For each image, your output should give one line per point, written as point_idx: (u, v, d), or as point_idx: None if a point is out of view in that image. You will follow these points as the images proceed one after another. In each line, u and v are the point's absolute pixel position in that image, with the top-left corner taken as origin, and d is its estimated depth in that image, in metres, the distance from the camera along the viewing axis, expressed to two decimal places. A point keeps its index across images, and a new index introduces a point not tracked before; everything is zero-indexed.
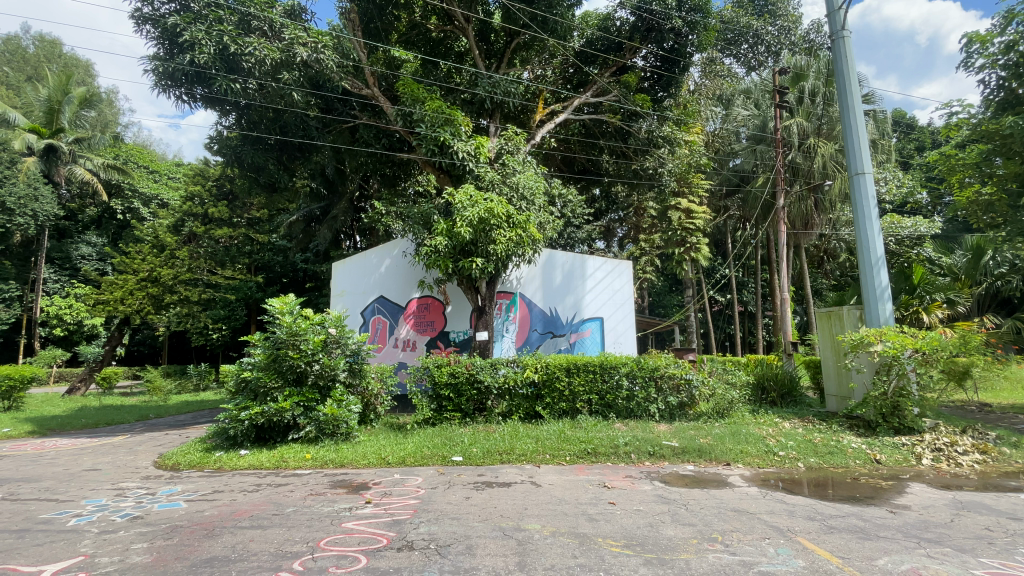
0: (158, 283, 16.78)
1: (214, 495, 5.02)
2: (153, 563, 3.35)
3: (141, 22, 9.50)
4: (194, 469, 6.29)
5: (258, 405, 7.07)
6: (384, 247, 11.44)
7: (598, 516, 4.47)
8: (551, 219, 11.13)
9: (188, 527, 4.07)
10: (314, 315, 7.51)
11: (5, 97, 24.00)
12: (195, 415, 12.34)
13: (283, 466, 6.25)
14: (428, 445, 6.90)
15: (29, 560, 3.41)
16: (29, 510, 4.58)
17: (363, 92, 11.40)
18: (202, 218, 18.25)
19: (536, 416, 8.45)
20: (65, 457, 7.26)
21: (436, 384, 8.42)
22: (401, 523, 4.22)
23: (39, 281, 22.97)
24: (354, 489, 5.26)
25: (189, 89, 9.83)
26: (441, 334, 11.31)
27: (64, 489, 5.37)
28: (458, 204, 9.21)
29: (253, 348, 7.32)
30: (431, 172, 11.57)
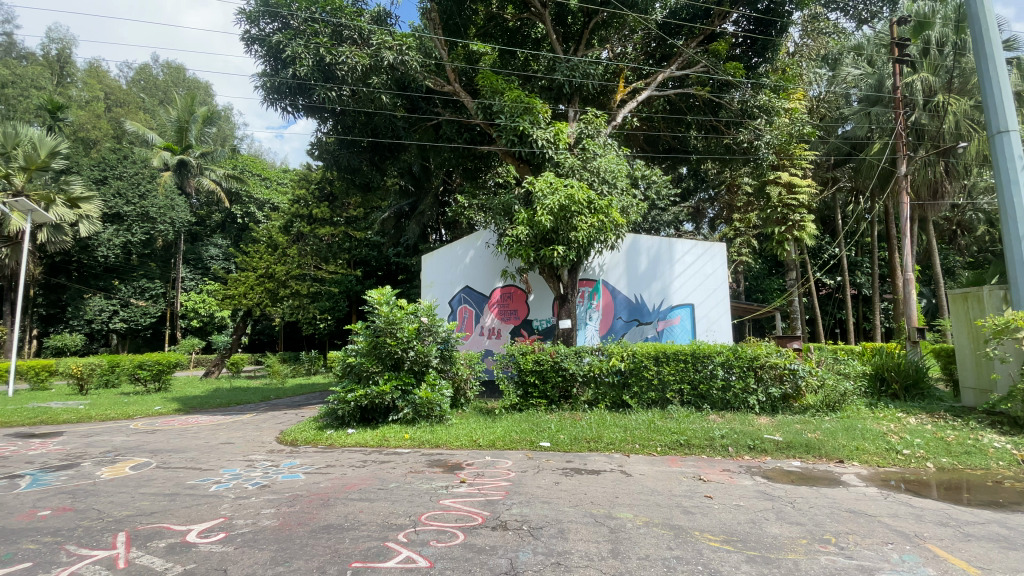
0: (274, 279, 18.78)
1: (326, 469, 5.54)
2: (280, 527, 3.77)
3: (250, 43, 10.50)
4: (310, 445, 6.96)
5: (362, 387, 7.63)
6: (468, 238, 11.77)
7: (693, 509, 4.31)
8: (635, 202, 10.74)
9: (307, 497, 4.53)
10: (409, 305, 7.95)
11: (144, 120, 27.81)
12: (307, 397, 13.68)
13: (385, 445, 6.73)
14: (516, 430, 7.05)
15: (181, 519, 3.97)
16: (181, 476, 5.35)
17: (445, 89, 11.68)
18: (308, 218, 19.65)
19: (624, 406, 8.28)
20: (206, 432, 8.38)
21: (523, 371, 8.54)
22: (495, 503, 4.37)
23: (177, 279, 26.48)
24: (449, 469, 5.52)
25: (293, 100, 10.80)
26: (525, 321, 11.47)
27: (205, 459, 6.19)
28: (538, 192, 9.14)
29: (356, 336, 7.86)
30: (511, 163, 11.67)
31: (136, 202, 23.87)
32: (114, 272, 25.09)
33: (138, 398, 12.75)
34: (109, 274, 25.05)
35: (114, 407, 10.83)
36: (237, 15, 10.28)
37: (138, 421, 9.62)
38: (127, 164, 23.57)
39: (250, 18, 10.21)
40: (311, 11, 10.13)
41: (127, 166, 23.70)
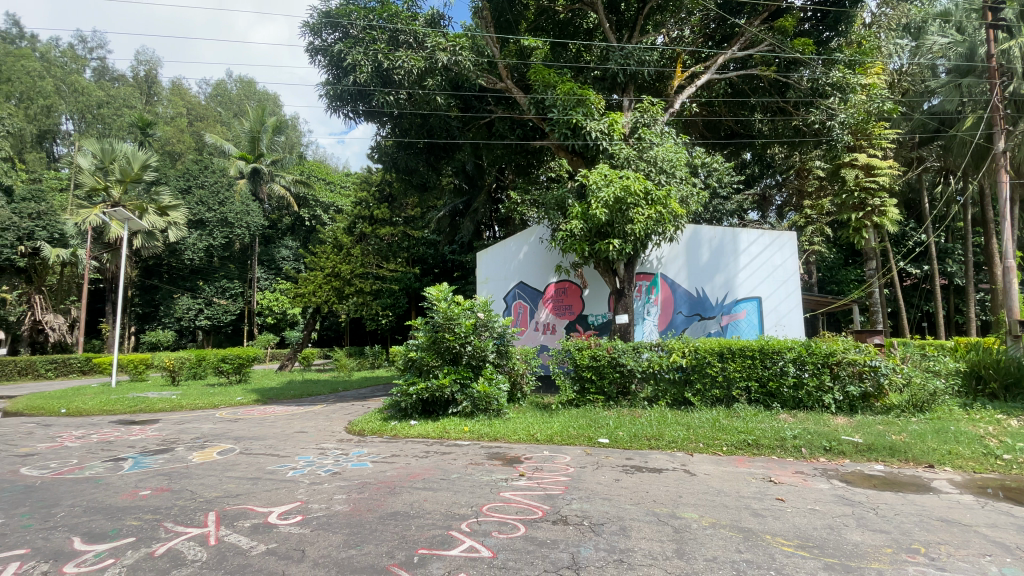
0: (340, 278, 19.58)
1: (391, 459, 5.77)
2: (351, 512, 3.98)
3: (314, 53, 11.05)
4: (375, 435, 7.29)
5: (423, 381, 7.88)
6: (521, 234, 11.81)
7: (763, 511, 4.11)
8: (695, 191, 10.35)
9: (375, 484, 4.75)
10: (465, 301, 8.11)
11: (220, 132, 29.98)
12: (372, 389, 14.32)
13: (446, 437, 6.92)
14: (574, 426, 7.02)
15: (263, 502, 4.28)
16: (261, 462, 5.77)
17: (498, 86, 11.73)
18: (369, 219, 20.55)
19: (685, 404, 8.02)
20: (282, 421, 8.98)
21: (579, 366, 8.46)
22: (555, 497, 4.38)
23: (253, 279, 28.46)
24: (508, 462, 5.60)
25: (353, 106, 11.27)
26: (580, 317, 11.35)
27: (282, 446, 6.64)
28: (593, 185, 8.98)
29: (416, 331, 8.13)
30: (564, 157, 11.55)
31: (216, 208, 25.94)
32: (199, 274, 27.36)
33: (222, 389, 13.85)
34: (194, 275, 27.31)
35: (201, 397, 11.83)
36: (301, 28, 10.84)
37: (222, 411, 10.47)
38: (208, 174, 25.77)
39: (313, 30, 10.73)
40: (369, 19, 10.57)
41: (208, 176, 25.96)
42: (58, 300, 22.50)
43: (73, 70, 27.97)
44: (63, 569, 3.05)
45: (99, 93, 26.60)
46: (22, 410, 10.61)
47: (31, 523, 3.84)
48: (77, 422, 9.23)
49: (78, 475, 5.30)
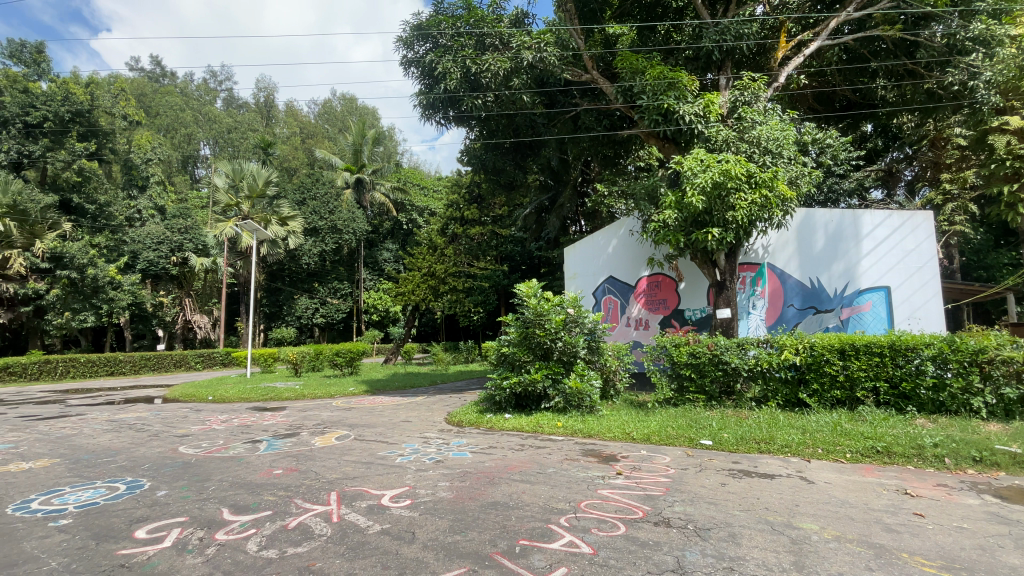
0: (436, 277, 20.36)
1: (489, 450, 5.96)
2: (454, 499, 4.17)
3: (408, 66, 11.69)
4: (473, 426, 7.58)
5: (516, 375, 8.03)
6: (610, 227, 11.56)
7: (898, 527, 3.64)
8: (806, 172, 9.44)
9: (475, 474, 4.94)
10: (555, 297, 8.12)
11: (328, 147, 32.94)
12: (467, 382, 14.94)
13: (540, 431, 6.99)
14: (673, 425, 6.74)
15: (376, 485, 4.63)
16: (372, 448, 6.26)
17: (583, 78, 11.50)
18: (460, 219, 21.48)
19: (800, 405, 7.37)
20: (388, 410, 9.69)
21: (676, 364, 8.10)
22: (655, 498, 4.24)
23: (359, 280, 30.94)
24: (604, 459, 5.52)
25: (445, 113, 11.84)
26: (675, 311, 10.84)
27: (390, 434, 7.15)
28: (688, 172, 8.52)
29: (508, 327, 8.29)
30: (654, 144, 11.10)
31: (327, 217, 28.47)
32: (314, 277, 30.30)
33: (336, 380, 15.28)
34: (311, 278, 30.29)
35: (319, 388, 13.13)
36: (396, 43, 11.55)
37: (338, 400, 11.55)
38: (320, 187, 28.49)
39: (406, 43, 11.39)
40: (457, 27, 10.96)
41: (320, 188, 28.68)
42: (203, 303, 26.18)
43: (207, 102, 32.15)
44: (216, 535, 3.54)
45: (228, 120, 30.33)
46: (178, 397, 12.48)
47: (190, 494, 4.51)
48: (221, 407, 10.69)
49: (224, 454, 6.14)
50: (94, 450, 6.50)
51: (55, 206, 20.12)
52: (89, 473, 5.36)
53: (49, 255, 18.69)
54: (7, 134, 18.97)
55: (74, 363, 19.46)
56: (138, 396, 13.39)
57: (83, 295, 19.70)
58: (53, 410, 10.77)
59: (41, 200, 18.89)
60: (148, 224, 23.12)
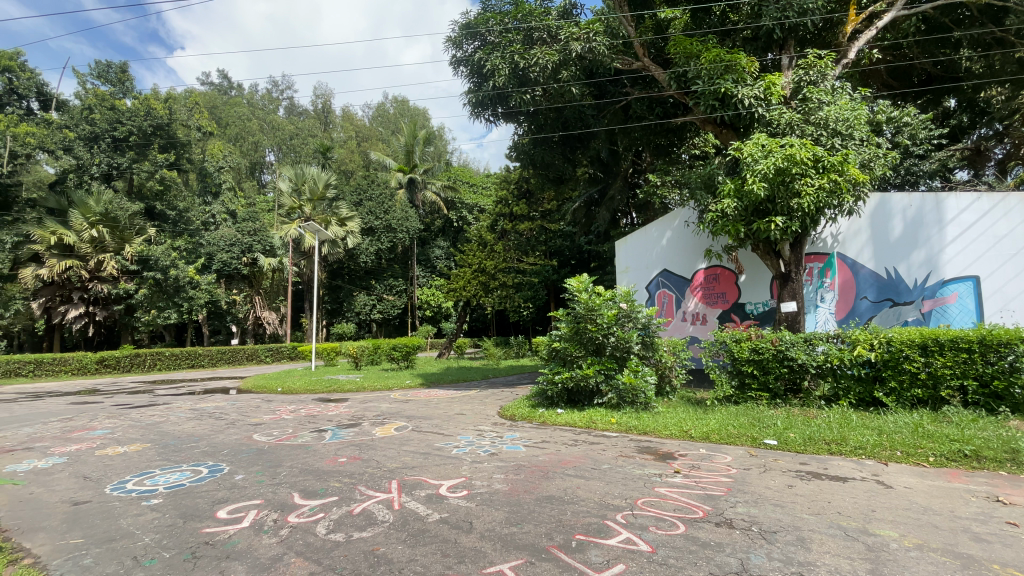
0: (486, 273, 20.55)
1: (543, 444, 5.98)
2: (509, 491, 4.23)
3: (457, 65, 11.86)
4: (526, 420, 7.62)
5: (568, 370, 8.00)
6: (664, 219, 11.23)
7: (990, 537, 3.32)
8: (881, 153, 8.75)
9: (530, 467, 4.97)
10: (607, 291, 8.00)
11: (382, 149, 34.06)
12: (518, 377, 15.08)
13: (593, 427, 6.93)
14: (734, 424, 6.48)
15: (433, 475, 4.77)
16: (429, 439, 6.45)
17: (634, 67, 11.17)
18: (509, 215, 21.53)
19: (875, 405, 6.88)
20: (443, 403, 9.95)
21: (737, 360, 7.77)
22: (716, 498, 4.10)
23: (413, 277, 31.90)
24: (661, 457, 5.40)
25: (494, 109, 11.99)
26: (735, 306, 10.38)
27: (446, 426, 7.33)
28: (748, 158, 8.13)
29: (559, 322, 8.26)
30: (710, 130, 10.67)
31: (382, 217, 29.43)
32: (371, 274, 31.47)
33: (394, 374, 15.87)
34: (368, 276, 31.45)
35: (378, 380, 13.68)
36: (445, 44, 11.74)
37: (395, 392, 11.99)
38: (375, 188, 29.50)
39: (455, 43, 11.56)
40: (504, 23, 11.00)
41: (375, 189, 29.72)
42: (271, 300, 27.93)
43: (271, 111, 34.05)
44: (289, 518, 3.78)
45: (290, 127, 32.03)
46: (252, 388, 13.40)
47: (264, 479, 4.84)
48: (289, 398, 11.37)
49: (293, 442, 6.52)
50: (180, 436, 7.11)
51: (141, 214, 22.07)
52: (176, 456, 5.87)
53: (137, 258, 20.53)
54: (98, 148, 20.55)
55: (160, 357, 21.27)
56: (217, 387, 14.50)
57: (167, 294, 21.54)
58: (144, 399, 11.85)
59: (128, 208, 20.76)
60: (221, 228, 24.75)
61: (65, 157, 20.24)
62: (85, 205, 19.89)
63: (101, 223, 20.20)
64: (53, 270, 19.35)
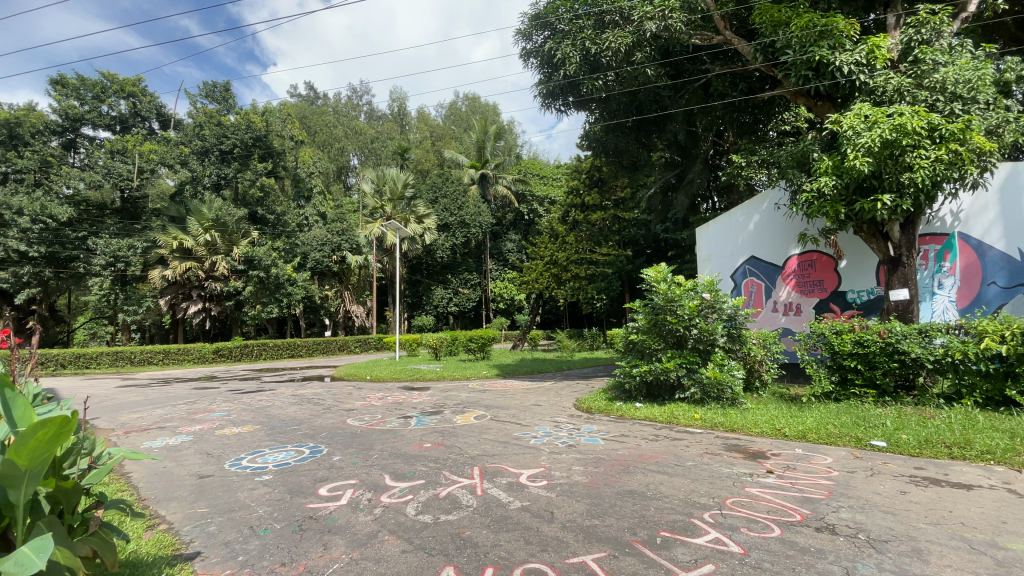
0: (558, 265, 20.56)
1: (622, 438, 5.88)
2: (590, 484, 4.21)
3: (528, 57, 11.84)
4: (603, 413, 7.53)
5: (646, 363, 7.79)
6: (751, 202, 10.54)
7: None
8: (1014, 117, 7.60)
9: (609, 461, 4.92)
10: (687, 281, 7.68)
11: (455, 148, 35.05)
12: (594, 369, 14.96)
13: (675, 423, 6.69)
14: (834, 423, 5.96)
15: (513, 464, 4.86)
16: (507, 428, 6.58)
17: (714, 42, 10.48)
18: (581, 206, 21.13)
19: (1007, 405, 6.03)
20: (519, 393, 10.12)
21: (837, 354, 7.13)
22: (815, 502, 3.80)
23: (487, 271, 32.64)
24: (751, 456, 5.10)
25: (565, 99, 11.92)
26: (835, 294, 9.49)
27: (523, 416, 7.45)
28: (848, 132, 7.37)
29: (636, 314, 8.07)
30: (803, 104, 9.81)
31: (456, 213, 30.32)
32: (447, 269, 32.46)
33: (471, 364, 16.39)
34: (444, 271, 32.39)
35: (456, 370, 14.20)
36: (515, 37, 11.78)
37: (473, 382, 12.41)
38: (450, 185, 30.33)
39: (525, 35, 11.54)
40: (575, 10, 10.82)
41: (449, 186, 30.66)
42: (359, 294, 29.83)
43: (353, 117, 36.11)
44: (381, 498, 4.04)
45: (371, 131, 33.85)
46: (344, 375, 14.49)
47: (358, 460, 5.21)
48: (377, 386, 12.16)
49: (382, 427, 6.96)
50: (284, 419, 7.84)
51: (246, 219, 24.39)
52: (281, 438, 6.49)
53: (243, 259, 22.81)
54: (208, 161, 22.96)
55: (265, 347, 23.56)
56: (313, 374, 15.83)
57: (270, 291, 23.80)
58: (253, 385, 13.22)
59: (234, 214, 22.99)
60: (314, 228, 26.75)
61: (182, 170, 22.79)
62: (200, 213, 22.18)
63: (214, 228, 22.40)
64: (177, 271, 21.84)
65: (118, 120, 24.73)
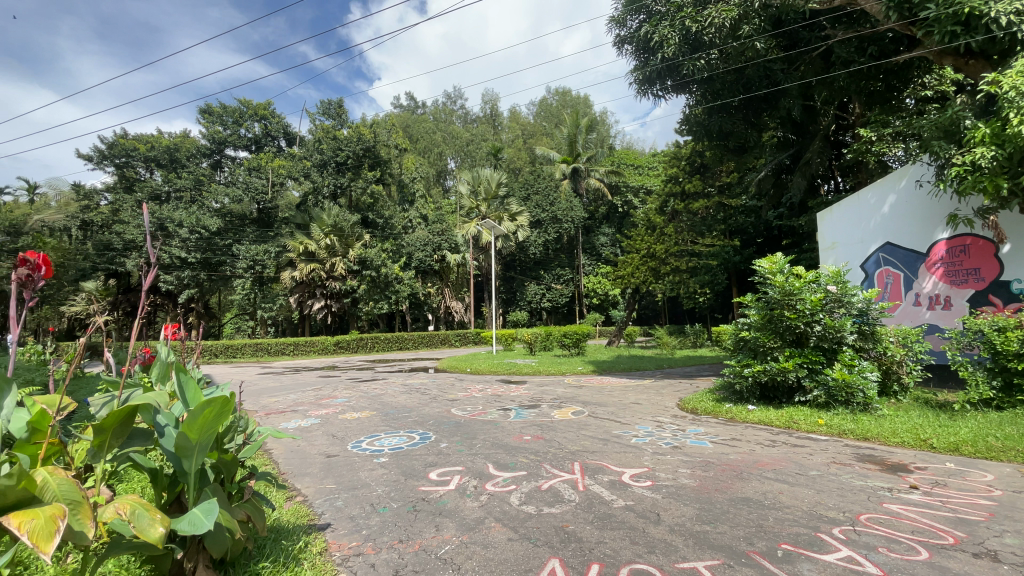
0: (656, 257, 19.78)
1: (734, 442, 5.50)
2: (699, 488, 4.00)
3: (622, 44, 11.53)
4: (711, 415, 7.11)
5: (759, 363, 7.19)
6: (886, 180, 9.32)
7: None
8: None
9: (720, 465, 4.63)
10: (808, 273, 7.01)
11: (547, 144, 35.13)
12: (697, 368, 14.18)
13: (795, 428, 6.11)
14: (997, 436, 5.04)
15: (615, 462, 4.77)
16: (607, 425, 6.48)
17: (835, 3, 9.30)
18: (681, 194, 20.16)
19: None
20: (618, 390, 9.92)
21: (1000, 355, 6.02)
22: (973, 524, 3.26)
23: (580, 266, 32.36)
24: (889, 469, 4.50)
25: (662, 83, 11.46)
26: (996, 285, 7.99)
27: (623, 414, 7.29)
28: (1010, 92, 6.17)
29: (748, 309, 7.50)
30: (950, 64, 8.39)
31: (549, 209, 30.46)
32: (540, 265, 32.49)
33: (566, 359, 16.36)
34: (538, 266, 32.38)
35: (552, 365, 14.28)
36: (608, 25, 11.52)
37: (570, 377, 12.42)
38: (541, 181, 30.56)
39: (619, 22, 11.27)
40: None
41: (542, 182, 30.84)
42: (458, 290, 31.22)
43: (449, 122, 37.75)
44: (487, 486, 4.19)
45: (466, 134, 35.07)
46: (447, 368, 15.24)
47: (464, 448, 5.47)
48: (477, 378, 12.65)
49: (484, 418, 7.22)
50: (396, 407, 8.46)
51: (359, 223, 26.53)
52: (394, 424, 7.01)
53: (358, 260, 25.00)
54: (327, 172, 25.38)
55: (377, 340, 25.58)
56: (419, 366, 16.89)
57: (380, 288, 25.99)
58: (368, 374, 14.46)
59: (349, 219, 25.17)
60: (417, 230, 28.43)
61: (306, 182, 25.39)
62: (321, 220, 24.51)
63: (332, 233, 24.66)
64: (303, 271, 24.41)
65: (253, 141, 28.33)
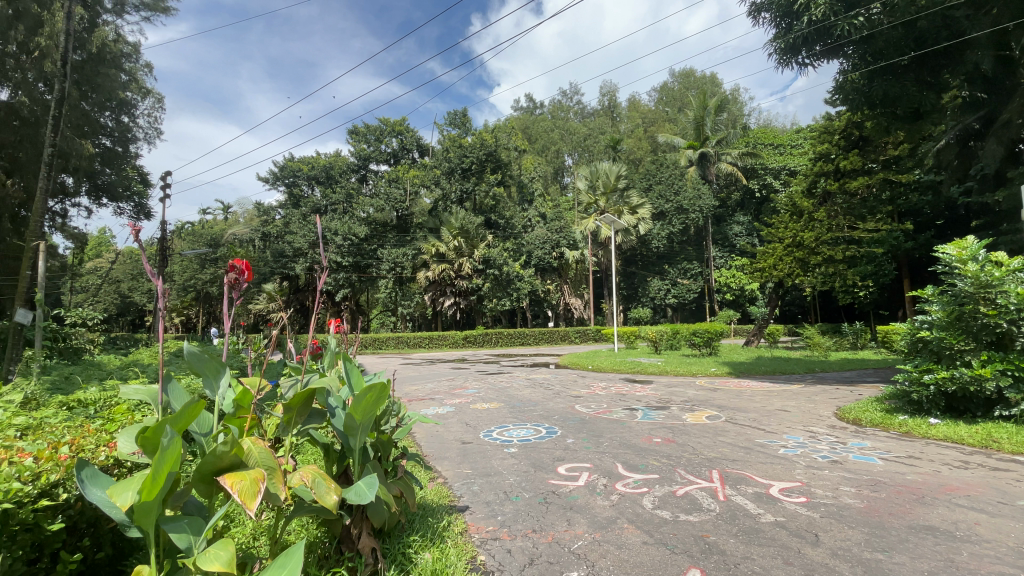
0: (803, 246, 17.18)
1: (912, 461, 4.68)
2: (866, 510, 3.48)
3: (757, 13, 10.51)
4: (878, 427, 6.13)
5: (944, 368, 6.01)
6: None
7: None
8: None
9: (894, 486, 3.96)
10: (1013, 260, 5.71)
11: (670, 131, 33.56)
12: (859, 373, 12.32)
13: (995, 449, 5.00)
14: None
15: (761, 473, 4.36)
16: (749, 433, 5.95)
17: None
18: (834, 173, 17.71)
19: None
20: (759, 395, 9.05)
21: None
22: None
23: (710, 259, 30.20)
24: None
25: (809, 49, 10.30)
26: None
27: (766, 421, 6.63)
28: None
29: (929, 305, 6.32)
30: None
31: (673, 199, 28.98)
32: (664, 259, 31.06)
33: (696, 360, 15.41)
34: (661, 260, 31.02)
35: (682, 365, 13.57)
36: None
37: (702, 379, 11.67)
38: (664, 171, 29.27)
39: None
40: None
41: (665, 171, 29.50)
42: (576, 287, 31.40)
43: (568, 118, 37.89)
44: (617, 485, 4.13)
45: (584, 129, 34.89)
46: (569, 364, 15.32)
47: (590, 445, 5.44)
48: (601, 376, 12.53)
49: (610, 416, 7.10)
50: (522, 400, 8.72)
51: (484, 225, 27.86)
52: (521, 416, 7.24)
53: (482, 259, 26.29)
54: (454, 178, 27.23)
55: (501, 335, 26.70)
56: (541, 362, 17.27)
57: (503, 286, 27.20)
58: (495, 368, 15.17)
59: (474, 221, 26.59)
60: (536, 228, 29.06)
61: (436, 189, 27.50)
62: (450, 223, 26.25)
63: (460, 235, 26.18)
64: (435, 271, 26.29)
65: (391, 155, 31.36)
